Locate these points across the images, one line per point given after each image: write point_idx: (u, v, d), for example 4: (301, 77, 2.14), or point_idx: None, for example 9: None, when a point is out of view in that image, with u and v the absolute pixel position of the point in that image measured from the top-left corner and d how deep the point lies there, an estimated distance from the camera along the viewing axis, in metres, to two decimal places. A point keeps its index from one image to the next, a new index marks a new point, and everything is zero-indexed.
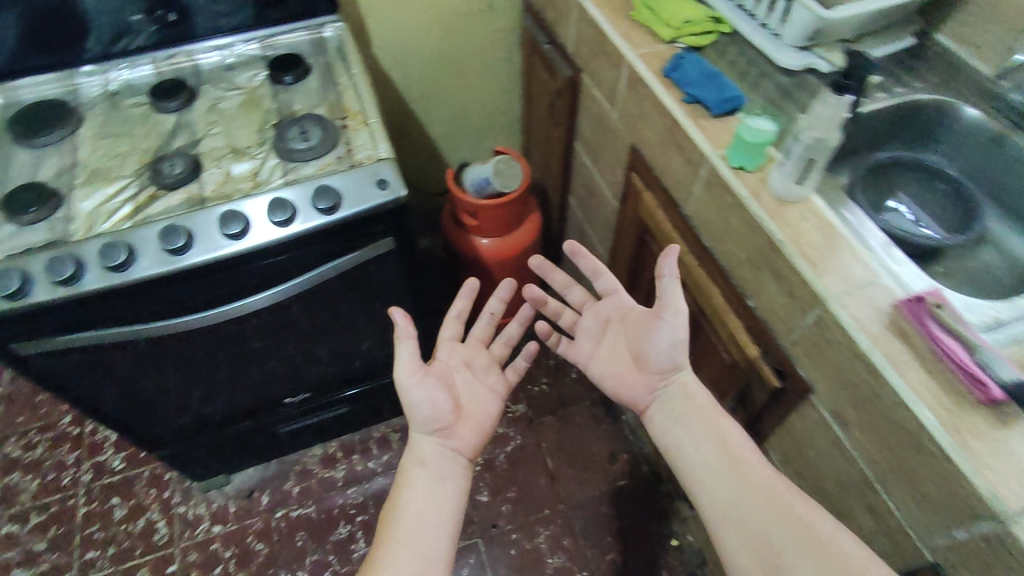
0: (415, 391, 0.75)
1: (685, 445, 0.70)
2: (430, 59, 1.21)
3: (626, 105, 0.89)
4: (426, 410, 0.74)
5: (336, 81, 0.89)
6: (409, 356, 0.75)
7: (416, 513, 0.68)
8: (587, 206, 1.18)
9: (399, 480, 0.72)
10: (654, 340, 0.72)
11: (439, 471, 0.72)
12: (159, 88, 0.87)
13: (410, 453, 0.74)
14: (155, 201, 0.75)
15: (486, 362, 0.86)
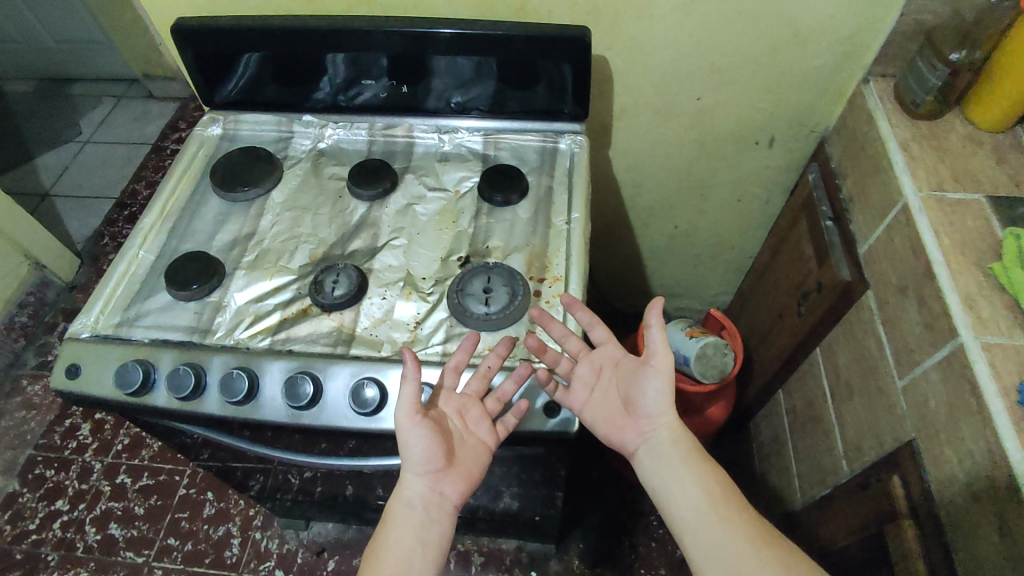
0: (408, 438, 0.58)
1: (671, 484, 0.61)
2: (671, 175, 1.00)
3: (925, 388, 0.61)
4: (423, 459, 0.59)
5: (550, 220, 0.72)
6: (407, 399, 0.57)
7: (398, 558, 0.58)
8: (802, 429, 0.90)
9: (386, 522, 0.60)
10: (645, 391, 0.62)
11: (428, 519, 0.59)
12: (363, 167, 0.77)
13: (399, 494, 0.60)
14: (304, 320, 0.65)
15: (474, 412, 0.61)
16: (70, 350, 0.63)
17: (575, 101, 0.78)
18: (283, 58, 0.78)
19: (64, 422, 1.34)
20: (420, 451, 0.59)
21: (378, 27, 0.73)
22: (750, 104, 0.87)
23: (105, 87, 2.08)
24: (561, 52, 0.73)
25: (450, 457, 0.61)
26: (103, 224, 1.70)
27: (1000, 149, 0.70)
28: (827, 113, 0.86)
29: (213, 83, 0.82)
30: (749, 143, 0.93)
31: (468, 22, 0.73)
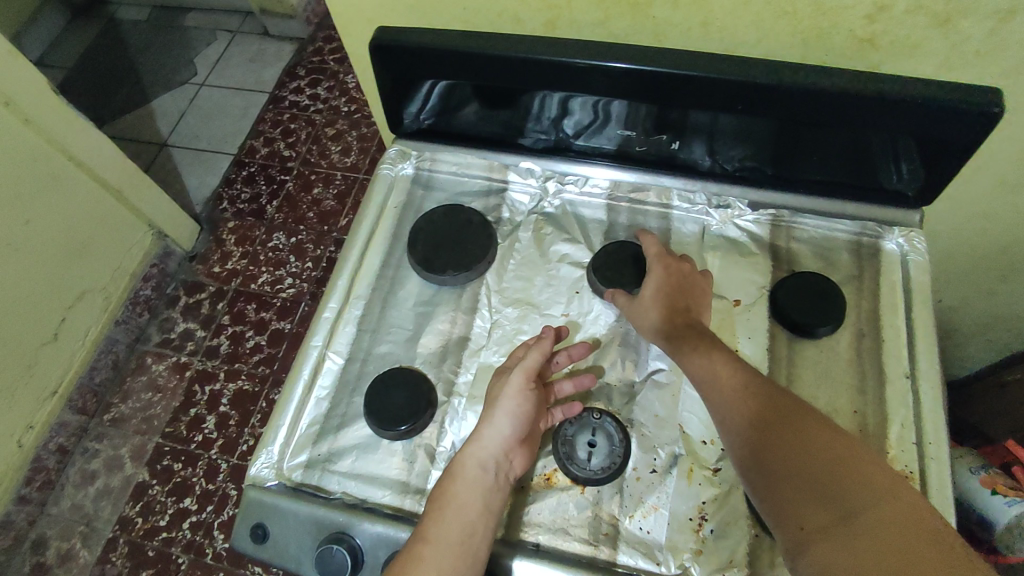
0: (508, 400, 0.49)
1: (685, 363, 0.50)
2: (972, 256, 0.74)
3: None
4: (507, 432, 0.48)
5: (882, 368, 0.52)
6: (527, 364, 0.50)
7: (452, 539, 0.44)
8: None
9: (441, 486, 0.47)
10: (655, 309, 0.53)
11: (495, 495, 0.46)
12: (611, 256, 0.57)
13: (467, 452, 0.47)
14: (549, 496, 0.48)
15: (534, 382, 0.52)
16: (254, 503, 0.48)
17: (926, 185, 0.54)
18: (506, 92, 0.57)
19: (188, 412, 1.27)
20: (502, 418, 0.48)
21: (621, 63, 0.50)
22: None
23: (219, 19, 1.91)
24: (912, 122, 0.48)
25: (531, 431, 0.50)
26: (220, 185, 1.57)
27: None
28: None
29: (408, 111, 0.63)
30: None
31: (761, 64, 0.50)
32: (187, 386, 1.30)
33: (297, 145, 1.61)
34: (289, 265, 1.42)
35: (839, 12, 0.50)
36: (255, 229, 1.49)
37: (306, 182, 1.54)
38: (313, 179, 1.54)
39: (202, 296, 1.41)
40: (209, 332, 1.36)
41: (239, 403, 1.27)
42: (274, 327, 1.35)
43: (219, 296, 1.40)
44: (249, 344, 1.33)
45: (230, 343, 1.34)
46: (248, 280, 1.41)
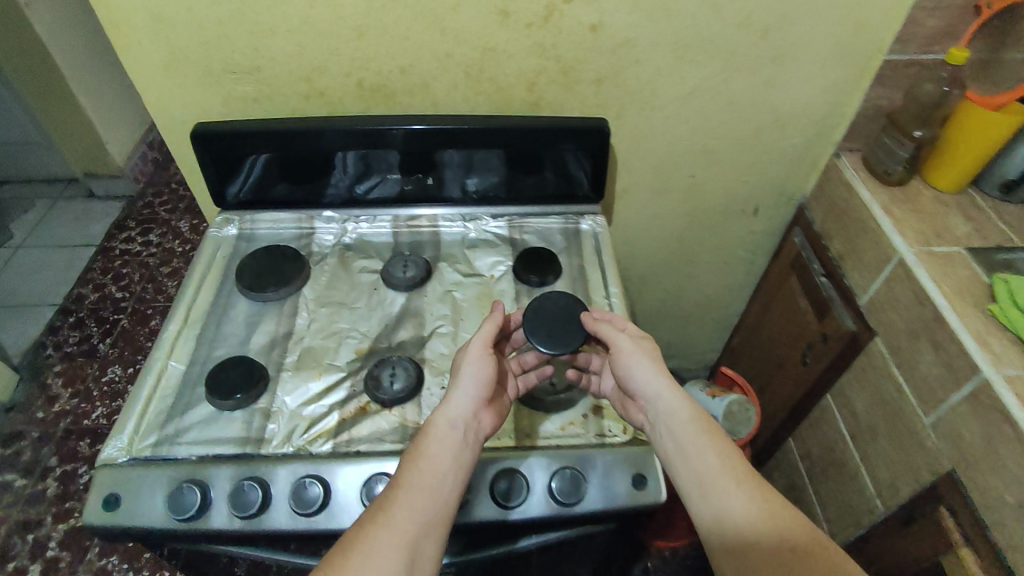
0: (471, 365, 0.60)
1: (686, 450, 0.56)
2: (665, 245, 1.07)
3: (958, 424, 0.68)
4: (473, 396, 0.58)
5: (589, 296, 0.76)
6: (484, 333, 0.62)
7: (424, 485, 0.52)
8: (823, 474, 0.95)
9: (417, 442, 0.55)
10: (633, 372, 0.60)
11: (464, 449, 0.55)
12: (543, 310, 0.67)
13: (438, 413, 0.57)
14: (363, 418, 0.63)
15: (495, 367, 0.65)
16: (108, 477, 0.56)
17: (592, 185, 0.84)
18: (303, 161, 0.79)
19: (6, 567, 1.15)
20: (469, 382, 0.59)
21: (420, 124, 0.75)
22: (737, 179, 0.96)
23: (39, 188, 1.96)
24: (578, 142, 0.79)
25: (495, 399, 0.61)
26: (43, 333, 1.55)
27: (961, 207, 0.82)
28: (805, 185, 0.97)
29: (230, 189, 0.81)
30: (736, 214, 1.02)
31: (500, 117, 0.77)
32: (3, 540, 1.19)
33: (130, 286, 1.66)
34: (128, 394, 1.42)
35: (509, 88, 0.81)
36: (87, 367, 1.47)
37: (142, 316, 1.58)
38: (149, 312, 1.59)
39: (23, 444, 1.33)
40: (32, 478, 1.28)
41: (73, 541, 1.19)
42: None
43: (43, 439, 1.34)
44: (83, 479, 1.28)
45: (59, 482, 1.27)
46: (79, 418, 1.38)
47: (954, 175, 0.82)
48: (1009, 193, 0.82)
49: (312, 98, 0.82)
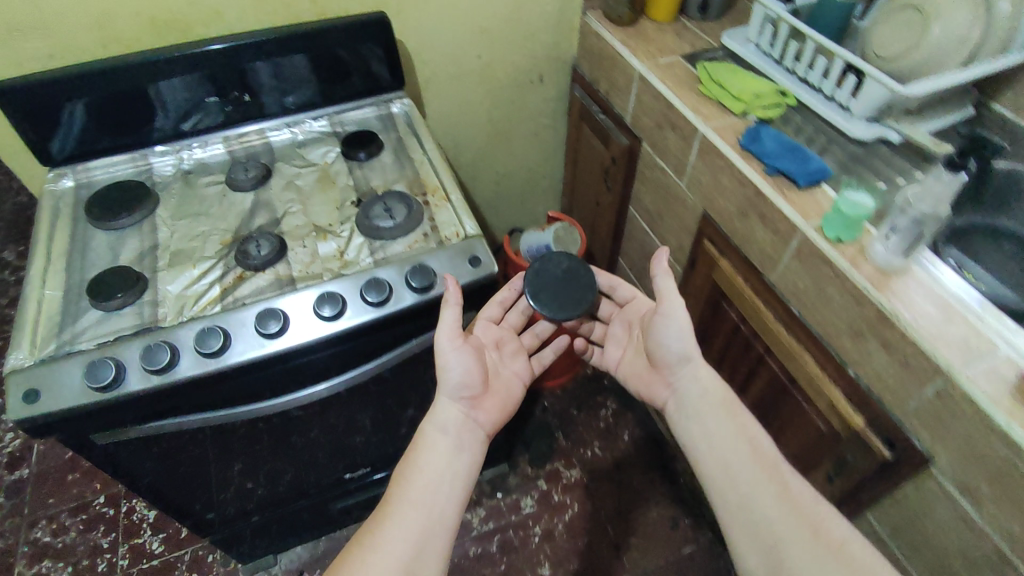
0: (450, 356, 0.74)
1: (724, 435, 0.69)
2: (480, 128, 1.24)
3: (699, 177, 0.91)
4: (456, 400, 0.74)
5: (410, 156, 0.91)
6: (450, 321, 0.72)
7: (417, 493, 0.67)
8: (645, 271, 1.19)
9: (414, 448, 0.71)
10: (665, 339, 0.74)
11: (454, 450, 0.71)
12: (544, 273, 0.81)
13: (428, 420, 0.73)
14: (243, 283, 0.74)
15: (515, 347, 0.84)
16: (20, 380, 0.64)
17: (391, 74, 0.98)
18: (119, 102, 0.84)
19: None
20: (456, 377, 0.74)
21: (230, 40, 0.84)
22: (516, 53, 1.14)
23: None
24: (366, 34, 0.91)
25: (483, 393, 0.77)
26: None
27: (676, 30, 1.06)
28: (570, 46, 1.17)
29: (55, 147, 0.85)
30: (526, 85, 1.20)
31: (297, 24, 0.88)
32: None
33: None
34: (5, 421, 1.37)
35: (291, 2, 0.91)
36: None
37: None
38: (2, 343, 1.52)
39: None
40: None
41: None
42: (10, 479, 1.28)
43: None
44: None
45: None
46: None
47: (665, 5, 1.05)
48: (706, 11, 1.07)
49: (109, 46, 0.87)
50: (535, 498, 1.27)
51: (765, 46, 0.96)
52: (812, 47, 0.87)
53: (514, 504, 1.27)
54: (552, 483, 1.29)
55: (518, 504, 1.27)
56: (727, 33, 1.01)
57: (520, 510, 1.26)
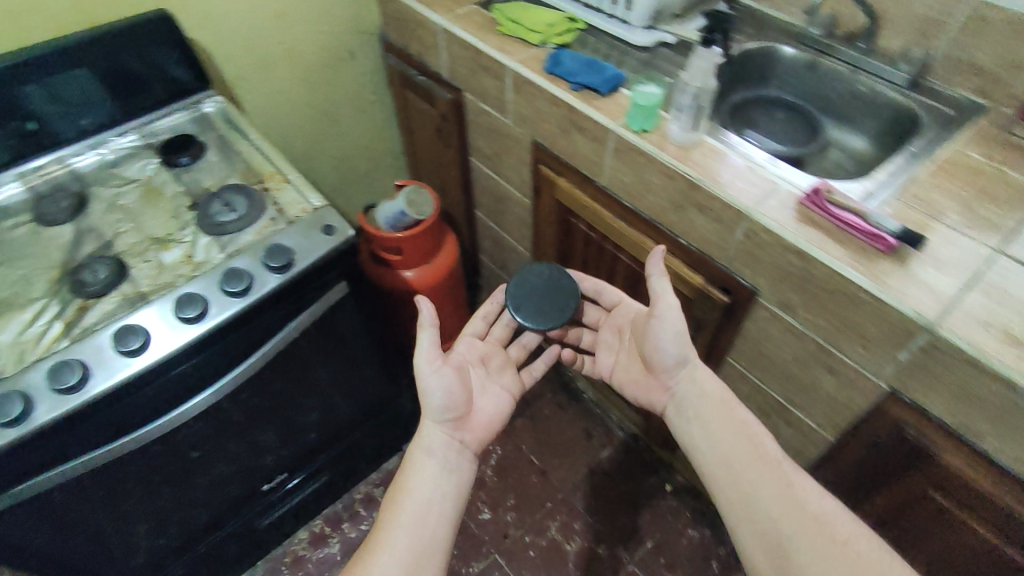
0: (431, 379, 0.71)
1: (723, 437, 0.68)
2: (304, 116, 1.22)
3: (520, 110, 0.98)
4: (440, 422, 0.71)
5: (236, 150, 0.89)
6: (428, 345, 0.72)
7: (407, 522, 0.63)
8: (501, 216, 1.25)
9: (400, 475, 0.67)
10: (660, 343, 0.73)
11: (442, 474, 0.67)
12: (528, 283, 0.88)
13: (413, 445, 0.69)
14: (87, 312, 0.69)
15: (501, 360, 0.83)
16: None
17: (191, 73, 0.94)
18: None
19: None
20: (440, 400, 0.70)
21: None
22: (319, 32, 1.13)
23: None
24: (152, 34, 0.88)
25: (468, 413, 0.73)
26: None
27: None
28: (371, 16, 1.18)
29: None
30: (339, 63, 1.20)
31: (68, 36, 0.82)
32: None
33: None
34: None
35: None
36: None
37: None
38: None
39: None
40: None
41: None
42: None
43: None
44: None
45: None
46: None
47: None
48: None
49: None
50: None
51: None
52: None
53: None
54: None
55: None
56: None
57: None
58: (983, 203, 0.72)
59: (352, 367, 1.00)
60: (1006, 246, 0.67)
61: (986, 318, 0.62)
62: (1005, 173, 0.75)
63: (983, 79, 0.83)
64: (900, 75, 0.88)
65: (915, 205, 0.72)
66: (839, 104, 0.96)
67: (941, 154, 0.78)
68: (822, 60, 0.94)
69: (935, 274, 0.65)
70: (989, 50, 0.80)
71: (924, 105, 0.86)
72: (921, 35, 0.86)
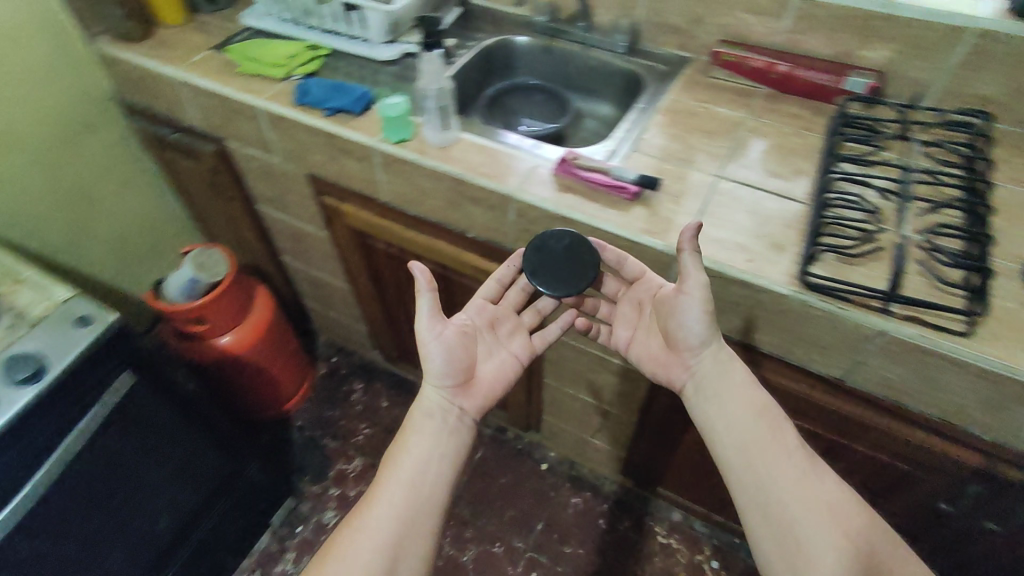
0: (431, 344, 0.68)
1: (748, 428, 0.64)
2: (49, 202, 1.07)
3: (284, 145, 0.95)
4: (441, 385, 0.68)
5: None
6: (436, 311, 0.68)
7: (404, 479, 0.62)
8: (308, 255, 1.20)
9: (402, 433, 0.66)
10: (685, 321, 0.66)
11: (444, 434, 0.66)
12: (546, 246, 0.72)
13: (414, 405, 0.68)
14: None
15: (512, 326, 0.76)
16: None
17: None
18: None
19: None
20: (440, 366, 0.68)
21: None
22: (38, 108, 1.00)
23: None
24: None
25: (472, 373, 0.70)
26: None
27: (196, 27, 1.05)
28: (99, 81, 1.07)
29: None
30: (75, 137, 1.07)
31: None
32: None
33: None
34: None
35: None
36: None
37: None
38: None
39: None
40: None
41: None
42: None
43: None
44: None
45: None
46: None
47: (169, 7, 1.02)
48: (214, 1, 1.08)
49: None
50: (335, 507, 1.24)
51: (279, 13, 1.02)
52: None
53: (318, 525, 1.22)
54: (343, 484, 1.26)
55: (321, 523, 1.22)
56: (242, 13, 1.03)
57: (327, 526, 1.21)
58: (701, 139, 0.83)
59: (169, 458, 0.90)
60: (723, 171, 0.79)
61: (717, 234, 0.71)
62: (712, 110, 0.88)
63: (680, 36, 0.96)
64: (618, 45, 0.99)
65: (649, 152, 0.81)
66: (580, 80, 1.06)
67: (662, 106, 0.89)
68: (554, 44, 1.03)
69: (674, 208, 0.74)
70: (674, 10, 0.93)
71: (642, 66, 0.97)
72: (623, 7, 0.97)
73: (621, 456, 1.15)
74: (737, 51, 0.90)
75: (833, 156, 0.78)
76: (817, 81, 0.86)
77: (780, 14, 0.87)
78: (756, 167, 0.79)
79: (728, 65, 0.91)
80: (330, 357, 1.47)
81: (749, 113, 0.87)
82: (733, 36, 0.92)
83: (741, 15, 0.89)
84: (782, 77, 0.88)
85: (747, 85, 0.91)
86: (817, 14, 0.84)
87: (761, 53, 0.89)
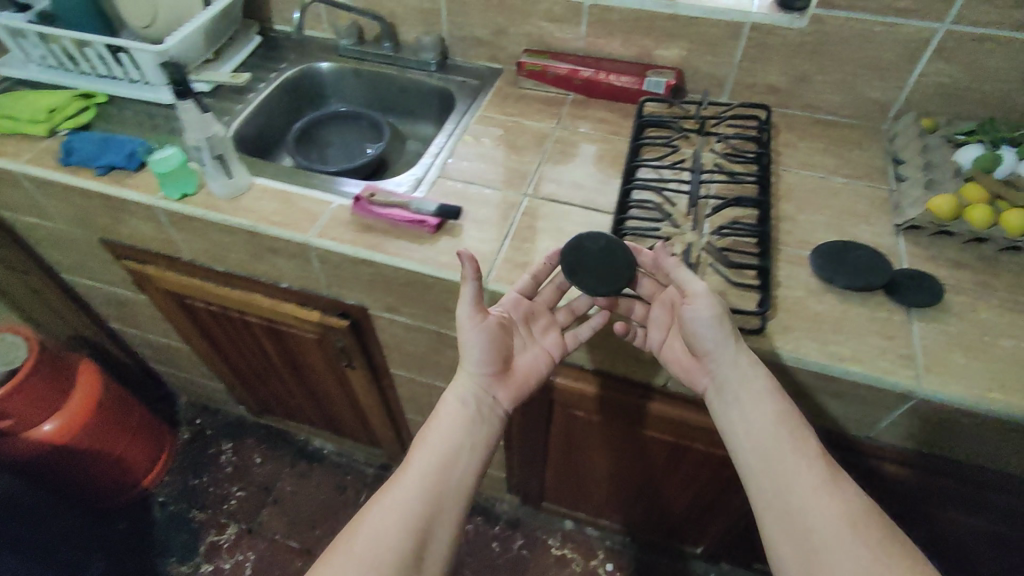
0: (471, 332, 0.61)
1: (768, 438, 0.56)
2: None
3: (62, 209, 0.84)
4: (479, 372, 0.63)
5: None
6: (475, 302, 0.60)
7: (430, 466, 0.57)
8: (135, 319, 1.09)
9: (432, 416, 0.62)
10: (697, 331, 0.59)
11: (474, 423, 0.61)
12: (581, 250, 0.63)
13: (448, 392, 0.63)
14: None
15: (545, 322, 0.67)
16: None
17: None
18: None
19: None
20: (477, 352, 0.62)
21: None
22: None
23: None
24: None
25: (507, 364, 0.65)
26: None
27: None
28: None
29: None
30: None
31: None
32: None
33: None
34: None
35: None
36: None
37: None
38: None
39: None
40: None
41: None
42: None
43: None
44: None
45: None
46: None
47: None
48: None
49: None
50: None
51: (42, 59, 0.90)
52: (70, 43, 0.85)
53: None
54: (215, 557, 1.16)
55: None
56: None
57: None
58: (511, 156, 0.81)
59: None
60: (534, 189, 0.76)
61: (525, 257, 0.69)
62: (523, 123, 0.86)
63: (488, 48, 0.93)
64: (428, 62, 0.95)
65: (457, 177, 0.78)
66: (397, 101, 1.02)
67: (472, 125, 0.86)
68: (363, 67, 0.98)
69: (480, 236, 0.71)
70: (475, 23, 0.90)
71: (454, 82, 0.94)
72: (426, 23, 0.93)
73: (503, 477, 1.12)
74: (540, 61, 0.88)
75: (633, 160, 0.77)
76: (619, 84, 0.85)
77: (576, 20, 0.86)
78: (565, 179, 0.77)
79: (533, 75, 0.90)
80: (193, 419, 1.35)
81: (559, 123, 0.85)
82: (537, 45, 0.90)
83: (540, 24, 0.88)
84: (586, 83, 0.87)
85: (556, 93, 0.90)
86: (608, 18, 0.84)
87: (565, 59, 0.88)
